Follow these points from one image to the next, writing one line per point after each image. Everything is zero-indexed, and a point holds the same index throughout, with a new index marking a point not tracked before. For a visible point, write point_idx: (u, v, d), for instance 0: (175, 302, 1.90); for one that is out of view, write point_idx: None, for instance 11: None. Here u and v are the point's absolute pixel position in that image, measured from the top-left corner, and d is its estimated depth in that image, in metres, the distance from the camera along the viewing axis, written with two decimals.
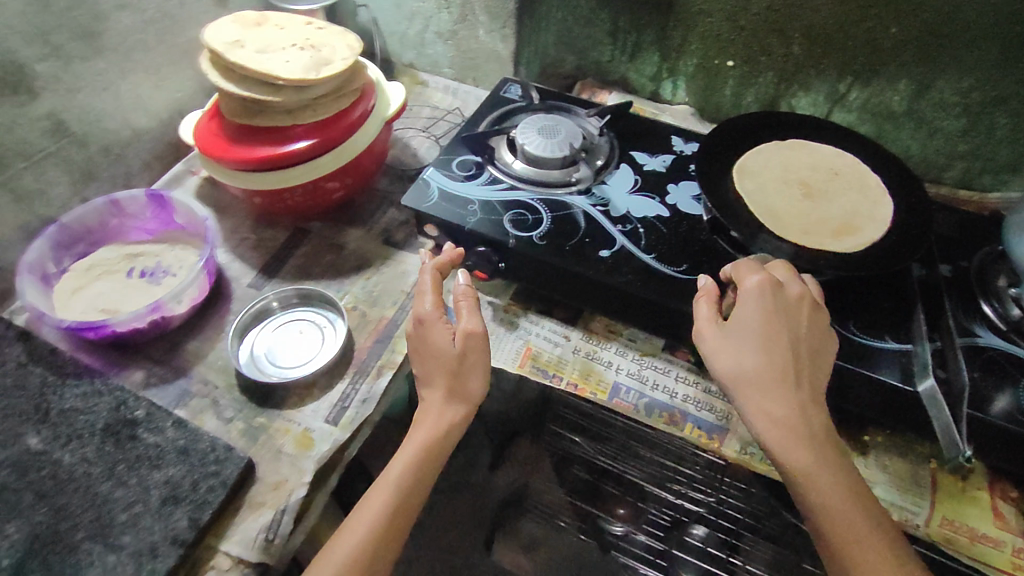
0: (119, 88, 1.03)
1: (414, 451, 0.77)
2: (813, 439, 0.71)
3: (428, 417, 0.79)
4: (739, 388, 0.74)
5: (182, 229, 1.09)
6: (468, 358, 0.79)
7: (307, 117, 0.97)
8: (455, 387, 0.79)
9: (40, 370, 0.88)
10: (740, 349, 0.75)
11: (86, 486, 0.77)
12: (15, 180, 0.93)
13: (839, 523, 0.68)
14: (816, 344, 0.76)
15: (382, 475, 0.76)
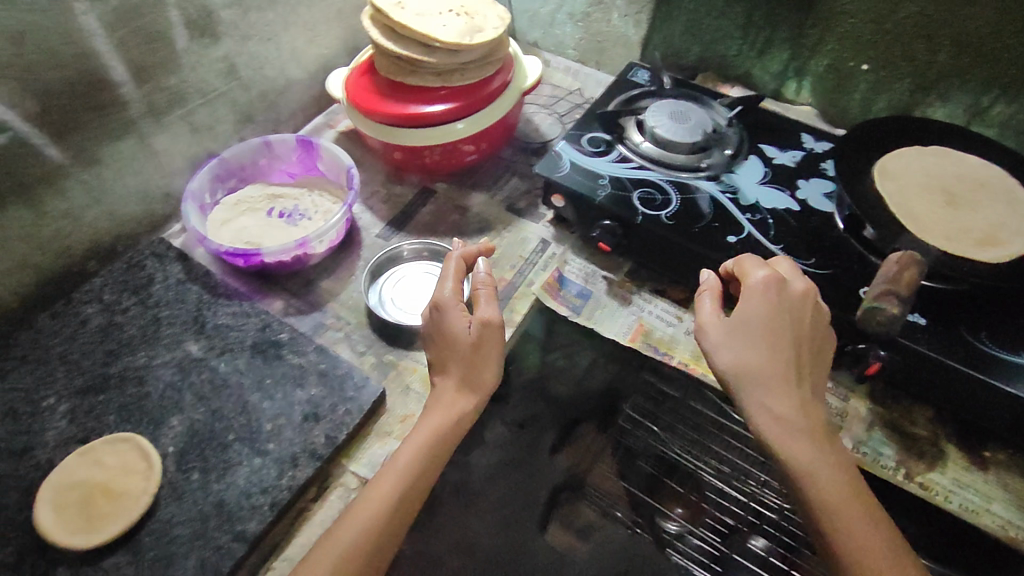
0: (283, 40, 1.10)
1: (429, 440, 0.73)
2: (810, 435, 0.71)
3: (444, 405, 0.75)
4: (741, 383, 0.74)
5: (321, 176, 1.14)
6: (481, 347, 0.77)
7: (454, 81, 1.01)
8: (471, 377, 0.76)
9: (198, 288, 0.97)
10: (744, 343, 0.75)
11: (237, 392, 0.84)
12: (191, 114, 1.01)
13: (841, 521, 0.67)
14: (816, 343, 0.76)
15: (392, 461, 0.72)
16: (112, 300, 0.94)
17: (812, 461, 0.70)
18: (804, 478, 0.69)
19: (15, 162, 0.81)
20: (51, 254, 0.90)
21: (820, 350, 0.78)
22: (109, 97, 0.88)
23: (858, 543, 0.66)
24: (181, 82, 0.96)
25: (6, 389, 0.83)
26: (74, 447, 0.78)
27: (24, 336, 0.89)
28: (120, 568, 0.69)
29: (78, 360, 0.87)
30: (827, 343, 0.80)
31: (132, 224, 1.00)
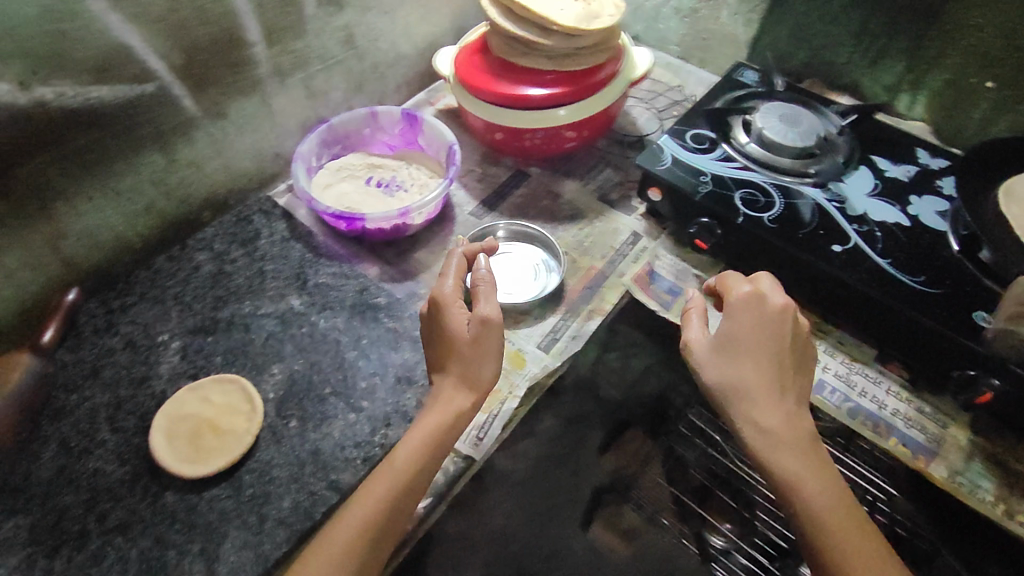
0: (399, 15, 1.13)
1: (427, 440, 0.70)
2: (797, 449, 0.70)
3: (445, 404, 0.72)
4: (727, 400, 0.73)
5: (420, 151, 1.16)
6: (477, 342, 0.73)
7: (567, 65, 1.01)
8: (468, 372, 0.73)
9: (301, 246, 1.00)
10: (728, 360, 0.73)
11: (334, 348, 0.87)
12: (309, 79, 1.05)
13: (833, 538, 0.66)
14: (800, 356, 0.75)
15: (388, 460, 0.70)
16: (223, 250, 0.99)
17: (801, 476, 0.69)
18: (794, 493, 0.69)
19: (156, 110, 0.86)
20: (175, 200, 0.96)
21: (805, 362, 0.77)
22: (242, 56, 0.92)
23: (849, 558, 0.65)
24: (305, 47, 1.00)
25: (127, 322, 0.89)
26: (185, 381, 0.83)
27: (143, 275, 0.95)
28: (221, 501, 0.73)
29: (190, 303, 0.92)
30: (811, 354, 0.78)
31: (245, 180, 1.04)
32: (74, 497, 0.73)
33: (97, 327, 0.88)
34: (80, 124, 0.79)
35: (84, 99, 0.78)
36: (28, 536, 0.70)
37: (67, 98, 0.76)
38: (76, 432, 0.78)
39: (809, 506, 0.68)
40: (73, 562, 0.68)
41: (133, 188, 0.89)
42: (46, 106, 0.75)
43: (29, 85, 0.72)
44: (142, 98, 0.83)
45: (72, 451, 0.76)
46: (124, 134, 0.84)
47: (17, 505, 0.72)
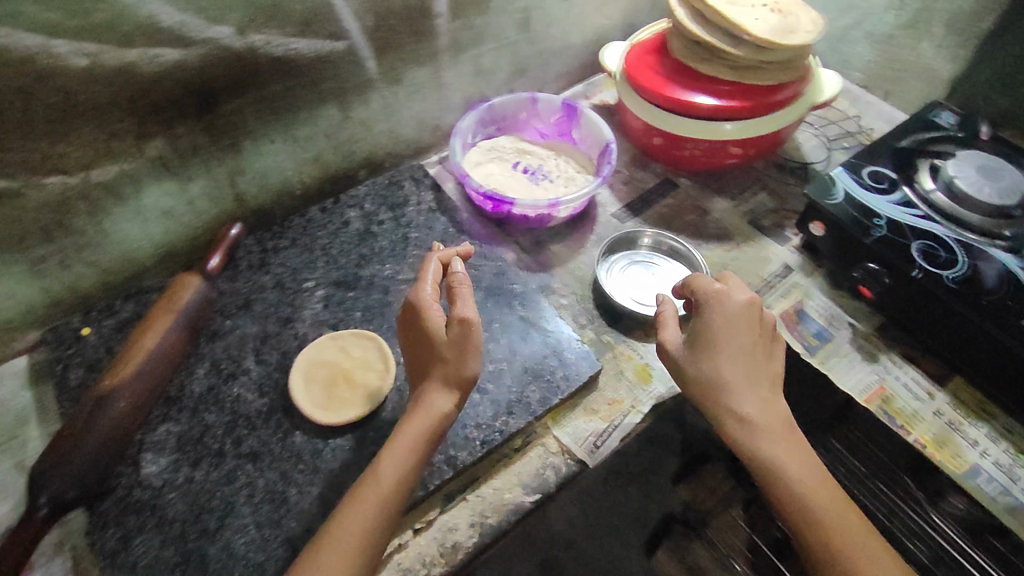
0: (577, 3, 1.11)
1: (411, 455, 0.65)
2: (782, 443, 0.68)
3: (429, 411, 0.67)
4: (711, 399, 0.70)
5: (572, 144, 1.14)
6: (456, 340, 0.67)
7: (748, 79, 0.95)
8: (452, 371, 0.67)
9: (444, 220, 1.01)
10: (707, 356, 0.71)
11: None
12: (480, 57, 1.05)
13: (837, 544, 0.63)
14: (764, 349, 0.73)
15: (367, 486, 0.63)
16: (372, 211, 1.02)
17: (794, 477, 0.67)
18: (794, 497, 0.66)
19: (343, 68, 0.89)
20: (338, 155, 0.99)
21: (775, 352, 0.74)
22: (427, 26, 0.93)
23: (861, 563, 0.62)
24: (485, 24, 1.00)
25: (278, 263, 0.94)
26: (324, 330, 0.86)
27: (298, 221, 1.00)
28: (343, 452, 0.75)
29: (337, 255, 0.95)
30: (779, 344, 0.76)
31: (402, 146, 1.07)
32: (217, 416, 0.78)
33: (252, 263, 0.94)
34: (278, 71, 0.83)
35: (287, 49, 0.81)
36: (175, 443, 0.76)
37: (274, 46, 0.80)
38: (225, 356, 0.83)
39: (813, 512, 0.65)
40: (211, 476, 0.73)
41: (307, 138, 0.93)
42: (255, 51, 0.79)
43: (247, 31, 0.77)
44: (332, 54, 0.86)
45: (221, 374, 0.82)
46: (311, 86, 0.88)
47: (170, 413, 0.78)
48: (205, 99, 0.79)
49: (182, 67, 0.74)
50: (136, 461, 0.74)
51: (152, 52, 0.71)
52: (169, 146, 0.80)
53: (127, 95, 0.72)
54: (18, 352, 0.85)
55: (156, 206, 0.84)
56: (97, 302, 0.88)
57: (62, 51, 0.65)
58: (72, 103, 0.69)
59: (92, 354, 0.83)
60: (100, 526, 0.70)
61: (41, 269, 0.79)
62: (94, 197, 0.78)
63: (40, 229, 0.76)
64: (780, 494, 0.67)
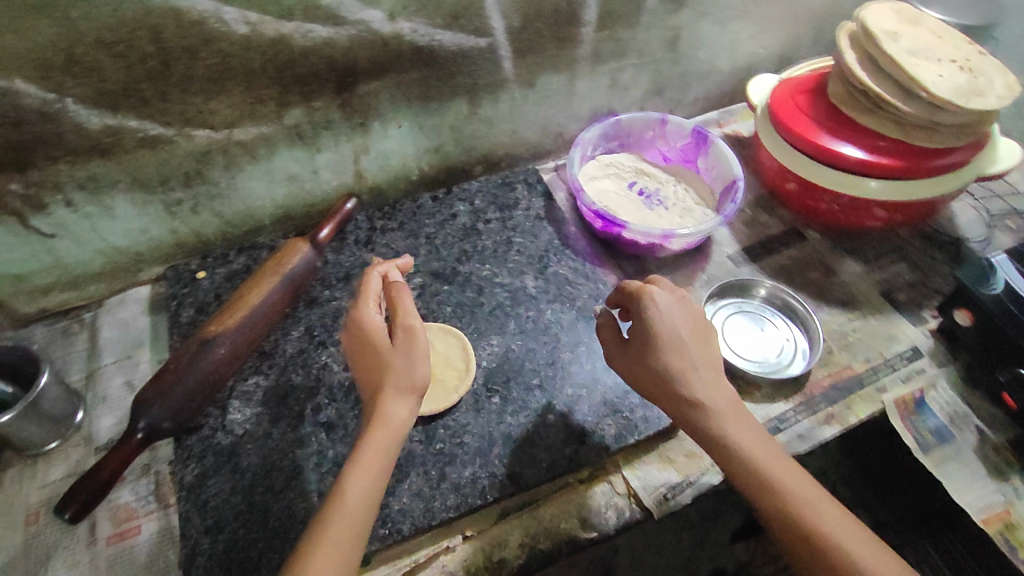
0: (732, 28, 1.04)
1: (382, 471, 0.59)
2: (739, 422, 0.66)
3: (390, 423, 0.61)
4: (668, 393, 0.67)
5: (696, 172, 1.09)
6: (402, 346, 0.65)
7: (914, 138, 0.86)
8: (400, 378, 0.63)
9: (551, 230, 1.00)
10: (654, 354, 0.68)
11: (551, 343, 0.86)
12: (618, 71, 1.02)
13: (810, 522, 0.60)
14: (703, 348, 0.69)
15: (333, 513, 0.56)
16: (480, 208, 1.02)
17: (750, 457, 0.64)
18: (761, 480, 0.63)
19: (481, 64, 0.89)
20: (459, 148, 1.00)
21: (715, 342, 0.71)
22: (572, 32, 0.91)
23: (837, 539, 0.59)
24: (630, 38, 0.97)
25: (383, 244, 0.96)
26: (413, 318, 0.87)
27: (408, 206, 1.01)
28: (411, 443, 0.75)
29: (439, 246, 0.96)
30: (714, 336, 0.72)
31: (523, 148, 1.06)
32: (302, 379, 0.81)
33: (359, 238, 0.96)
34: (419, 60, 0.84)
35: (430, 40, 0.83)
36: (260, 397, 0.79)
37: (419, 35, 0.81)
38: (320, 324, 0.86)
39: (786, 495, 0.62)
40: (286, 436, 0.76)
41: (433, 127, 0.94)
42: (401, 38, 0.81)
43: (397, 17, 0.78)
44: (473, 50, 0.87)
45: (312, 340, 0.85)
46: (446, 78, 0.88)
47: (260, 367, 0.82)
48: (346, 77, 0.81)
49: (332, 44, 0.77)
50: (224, 407, 0.78)
51: (307, 27, 0.74)
52: (305, 116, 0.83)
53: (278, 64, 0.76)
54: (143, 282, 0.92)
55: (283, 170, 0.88)
56: (215, 248, 0.94)
57: (230, 18, 0.69)
58: (229, 65, 0.73)
59: (203, 296, 0.89)
60: (184, 460, 0.74)
61: (176, 211, 0.85)
62: (231, 153, 0.82)
63: (181, 174, 0.81)
64: (747, 478, 0.64)
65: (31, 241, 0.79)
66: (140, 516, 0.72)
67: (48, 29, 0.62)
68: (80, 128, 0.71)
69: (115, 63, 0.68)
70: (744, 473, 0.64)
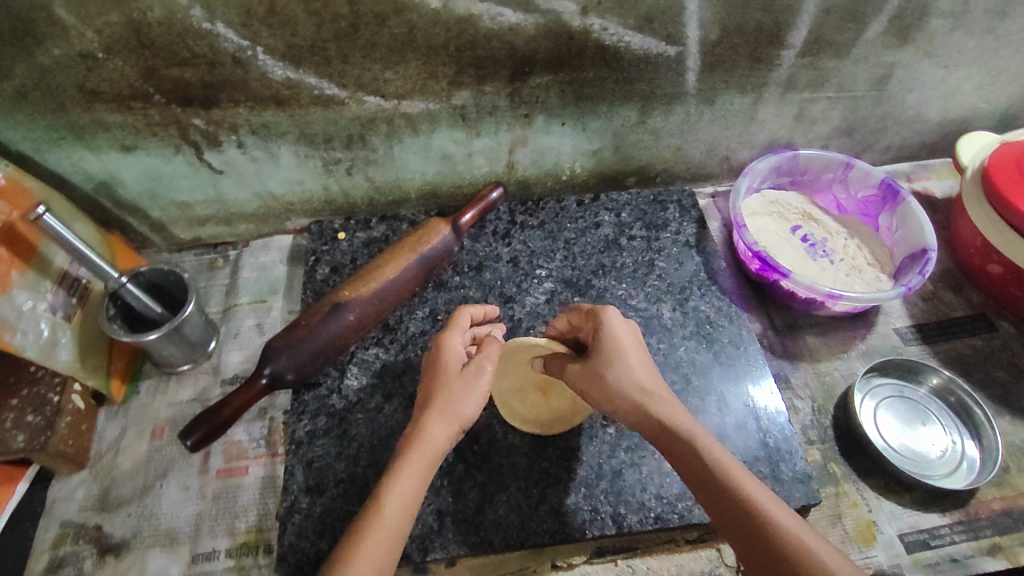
0: (956, 74, 0.91)
1: (418, 488, 0.57)
2: (680, 418, 0.62)
3: (431, 443, 0.59)
4: (626, 408, 0.63)
5: (873, 229, 0.97)
6: (470, 373, 0.63)
7: None
8: (451, 402, 0.61)
9: (698, 261, 0.93)
10: (613, 365, 0.64)
11: (681, 384, 0.80)
12: (811, 103, 0.91)
13: (764, 512, 0.53)
14: (637, 354, 0.66)
15: (368, 529, 0.54)
16: (626, 222, 0.96)
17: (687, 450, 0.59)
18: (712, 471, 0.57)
19: (664, 73, 0.83)
20: (617, 156, 0.95)
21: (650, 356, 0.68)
22: (771, 54, 0.83)
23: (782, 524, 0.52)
24: (834, 69, 0.87)
25: (520, 240, 0.93)
26: (539, 325, 0.85)
27: (552, 205, 0.98)
28: (517, 454, 0.71)
29: (576, 254, 0.92)
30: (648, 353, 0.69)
31: (684, 167, 0.99)
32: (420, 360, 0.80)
33: (498, 230, 0.94)
34: (601, 59, 0.80)
35: (618, 40, 0.78)
36: (377, 369, 0.79)
37: (608, 34, 0.77)
38: (445, 309, 0.86)
39: (735, 489, 0.55)
40: (396, 415, 0.74)
41: (597, 130, 0.90)
42: (588, 34, 0.77)
43: (590, 13, 0.75)
44: (660, 58, 0.81)
45: (436, 324, 0.84)
46: (624, 83, 0.84)
47: (382, 339, 0.82)
48: (523, 65, 0.79)
49: (518, 31, 0.75)
50: (342, 371, 0.78)
51: (497, 10, 0.73)
52: (473, 99, 0.82)
53: (460, 43, 0.75)
54: (288, 230, 0.96)
55: (439, 148, 0.88)
56: (360, 213, 0.96)
57: None
58: (414, 37, 0.74)
59: (340, 258, 0.90)
60: (297, 414, 0.74)
61: (332, 169, 0.88)
62: (396, 124, 0.83)
63: (344, 136, 0.84)
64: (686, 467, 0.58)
65: (201, 173, 0.84)
66: (249, 457, 0.73)
67: None
68: (265, 77, 0.74)
69: (310, 19, 0.70)
70: (692, 468, 0.58)
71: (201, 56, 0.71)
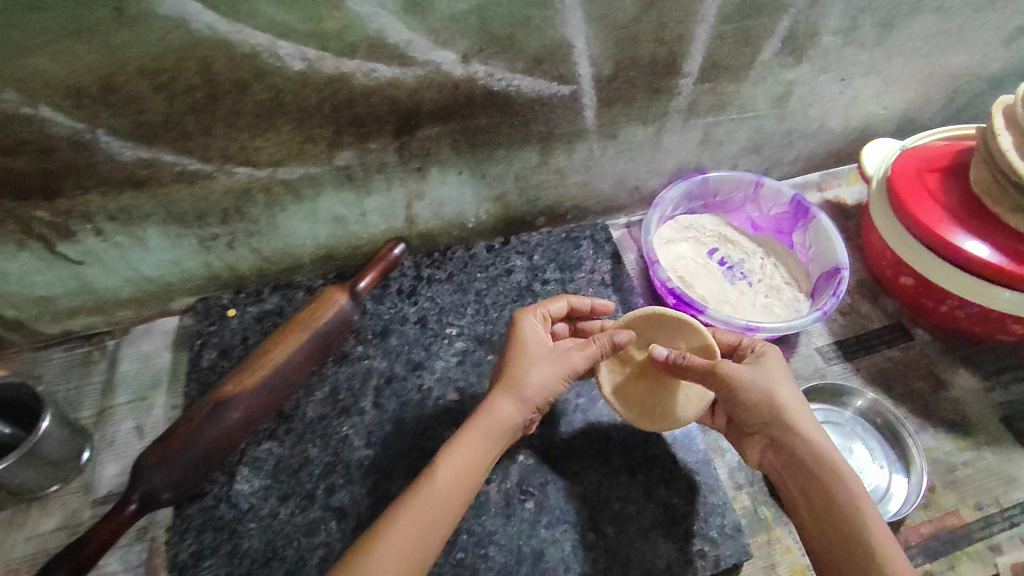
0: (853, 85, 0.89)
1: (473, 456, 0.65)
2: (810, 425, 0.65)
3: (491, 410, 0.67)
4: (774, 419, 0.65)
5: (788, 246, 0.96)
6: (535, 355, 0.71)
7: None
8: (516, 376, 0.69)
9: (615, 300, 0.89)
10: (773, 385, 0.67)
11: (603, 442, 0.76)
12: (714, 127, 0.88)
13: (863, 524, 0.58)
14: (788, 380, 0.68)
15: (423, 485, 0.62)
16: (539, 265, 0.93)
17: (806, 456, 0.63)
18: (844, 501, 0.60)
19: (561, 113, 0.78)
20: (522, 198, 0.90)
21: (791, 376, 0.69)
22: (668, 84, 0.79)
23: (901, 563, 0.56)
24: (734, 92, 0.83)
25: (427, 297, 0.89)
26: (449, 391, 0.81)
27: (460, 254, 0.94)
28: None
29: (489, 306, 0.89)
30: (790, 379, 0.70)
31: (593, 200, 0.95)
32: (319, 452, 0.77)
33: (402, 288, 0.90)
34: (491, 106, 0.74)
35: (507, 85, 0.72)
36: (271, 468, 0.75)
37: (495, 80, 0.71)
38: (346, 388, 0.81)
39: (838, 498, 0.60)
40: (293, 519, 0.71)
41: (497, 175, 0.85)
42: (473, 82, 0.71)
43: (472, 60, 0.68)
44: (554, 98, 0.76)
45: (336, 405, 0.80)
46: (520, 126, 0.78)
47: (276, 431, 0.78)
48: (408, 119, 0.73)
49: (396, 85, 0.68)
50: (232, 474, 0.74)
51: (370, 65, 0.66)
52: (358, 158, 0.76)
53: (334, 103, 0.68)
54: (173, 312, 0.89)
55: (329, 211, 0.82)
56: (250, 284, 0.90)
57: (285, 53, 0.62)
58: (281, 101, 0.66)
59: (228, 339, 0.85)
60: (180, 534, 0.70)
61: (211, 245, 0.82)
62: (276, 191, 0.77)
63: (219, 210, 0.77)
64: (799, 468, 0.63)
65: (57, 265, 0.75)
66: None
67: (85, 56, 0.57)
68: (115, 159, 0.67)
69: (157, 94, 0.62)
70: (805, 473, 0.63)
71: (30, 144, 0.62)
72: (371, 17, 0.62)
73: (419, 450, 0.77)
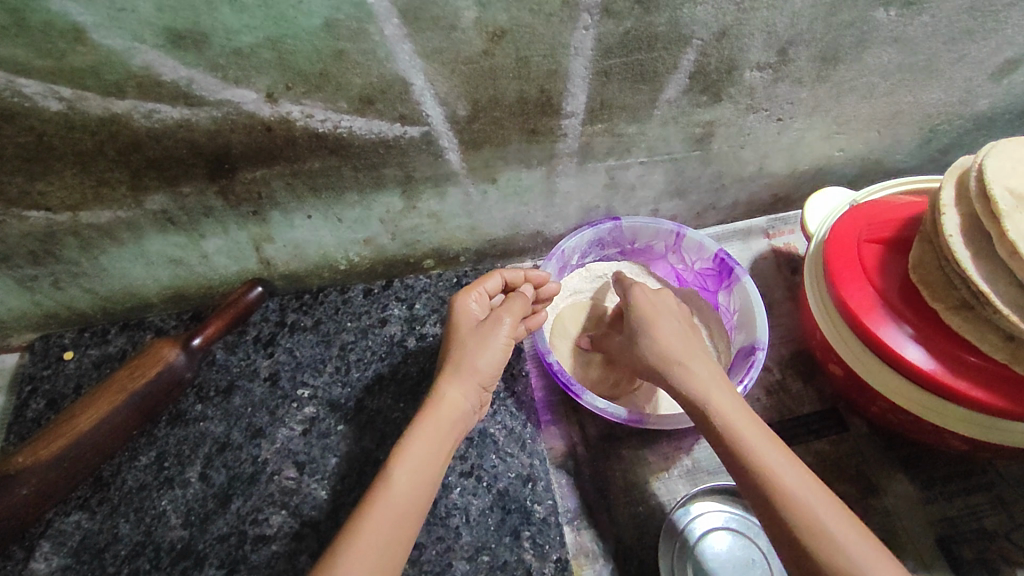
0: (795, 126, 0.73)
1: (430, 451, 0.60)
2: (684, 373, 0.62)
3: (442, 401, 0.63)
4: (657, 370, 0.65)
5: (712, 308, 0.82)
6: (481, 333, 0.66)
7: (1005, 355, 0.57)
8: (463, 360, 0.65)
9: None
10: (647, 332, 0.67)
11: (447, 541, 0.69)
12: (620, 171, 0.74)
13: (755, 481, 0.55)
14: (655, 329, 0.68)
15: (381, 492, 0.57)
16: (419, 315, 0.83)
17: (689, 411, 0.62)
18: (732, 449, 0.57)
19: (415, 155, 0.65)
20: (398, 242, 0.79)
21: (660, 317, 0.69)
22: (548, 125, 0.65)
23: (810, 508, 0.51)
24: (637, 134, 0.69)
25: (285, 349, 0.80)
26: (286, 465, 0.73)
27: (333, 299, 0.84)
28: None
29: (351, 364, 0.79)
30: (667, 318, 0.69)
31: (486, 244, 0.83)
32: (129, 530, 0.69)
33: (260, 336, 0.81)
34: (323, 149, 0.62)
35: (335, 127, 0.60)
36: (75, 545, 0.68)
37: (316, 121, 0.59)
38: (175, 453, 0.73)
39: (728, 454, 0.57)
40: None
41: (357, 220, 0.73)
42: (290, 124, 0.59)
43: (280, 99, 0.56)
44: (403, 141, 0.63)
45: (161, 474, 0.72)
46: (367, 169, 0.66)
47: (89, 500, 0.70)
48: (220, 162, 0.61)
49: (190, 126, 0.57)
50: (30, 550, 0.68)
51: (149, 106, 0.54)
52: (173, 203, 0.65)
53: (118, 146, 0.57)
54: (14, 348, 0.82)
55: (160, 254, 0.72)
56: (96, 322, 0.82)
57: (31, 92, 0.51)
58: (50, 145, 0.55)
59: (61, 387, 0.77)
60: None
61: (32, 286, 0.73)
62: (86, 235, 0.66)
63: (25, 254, 0.67)
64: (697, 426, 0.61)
65: None
66: None
67: None
68: None
69: None
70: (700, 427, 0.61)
71: None
72: (130, 53, 0.50)
73: (238, 537, 0.68)
